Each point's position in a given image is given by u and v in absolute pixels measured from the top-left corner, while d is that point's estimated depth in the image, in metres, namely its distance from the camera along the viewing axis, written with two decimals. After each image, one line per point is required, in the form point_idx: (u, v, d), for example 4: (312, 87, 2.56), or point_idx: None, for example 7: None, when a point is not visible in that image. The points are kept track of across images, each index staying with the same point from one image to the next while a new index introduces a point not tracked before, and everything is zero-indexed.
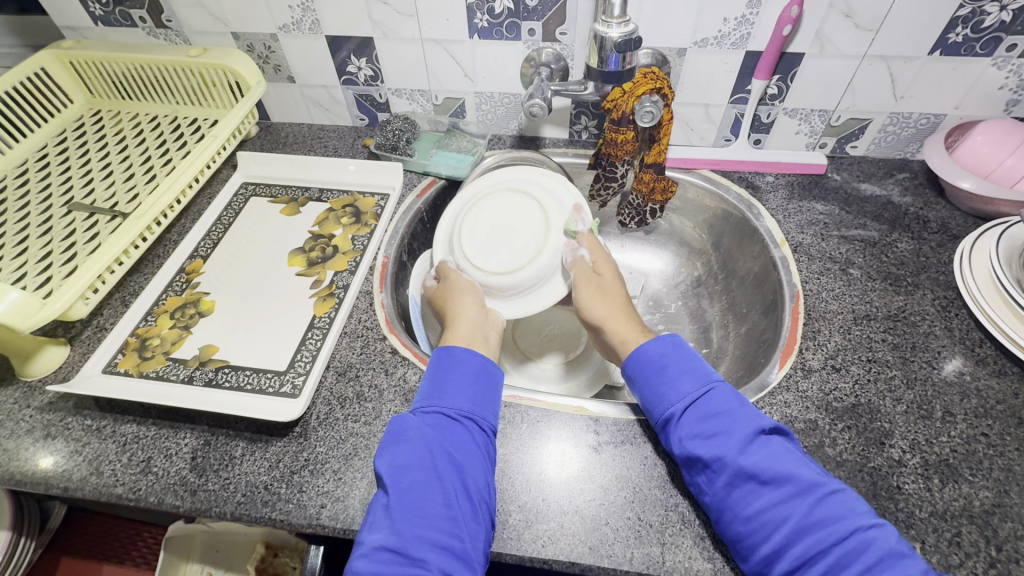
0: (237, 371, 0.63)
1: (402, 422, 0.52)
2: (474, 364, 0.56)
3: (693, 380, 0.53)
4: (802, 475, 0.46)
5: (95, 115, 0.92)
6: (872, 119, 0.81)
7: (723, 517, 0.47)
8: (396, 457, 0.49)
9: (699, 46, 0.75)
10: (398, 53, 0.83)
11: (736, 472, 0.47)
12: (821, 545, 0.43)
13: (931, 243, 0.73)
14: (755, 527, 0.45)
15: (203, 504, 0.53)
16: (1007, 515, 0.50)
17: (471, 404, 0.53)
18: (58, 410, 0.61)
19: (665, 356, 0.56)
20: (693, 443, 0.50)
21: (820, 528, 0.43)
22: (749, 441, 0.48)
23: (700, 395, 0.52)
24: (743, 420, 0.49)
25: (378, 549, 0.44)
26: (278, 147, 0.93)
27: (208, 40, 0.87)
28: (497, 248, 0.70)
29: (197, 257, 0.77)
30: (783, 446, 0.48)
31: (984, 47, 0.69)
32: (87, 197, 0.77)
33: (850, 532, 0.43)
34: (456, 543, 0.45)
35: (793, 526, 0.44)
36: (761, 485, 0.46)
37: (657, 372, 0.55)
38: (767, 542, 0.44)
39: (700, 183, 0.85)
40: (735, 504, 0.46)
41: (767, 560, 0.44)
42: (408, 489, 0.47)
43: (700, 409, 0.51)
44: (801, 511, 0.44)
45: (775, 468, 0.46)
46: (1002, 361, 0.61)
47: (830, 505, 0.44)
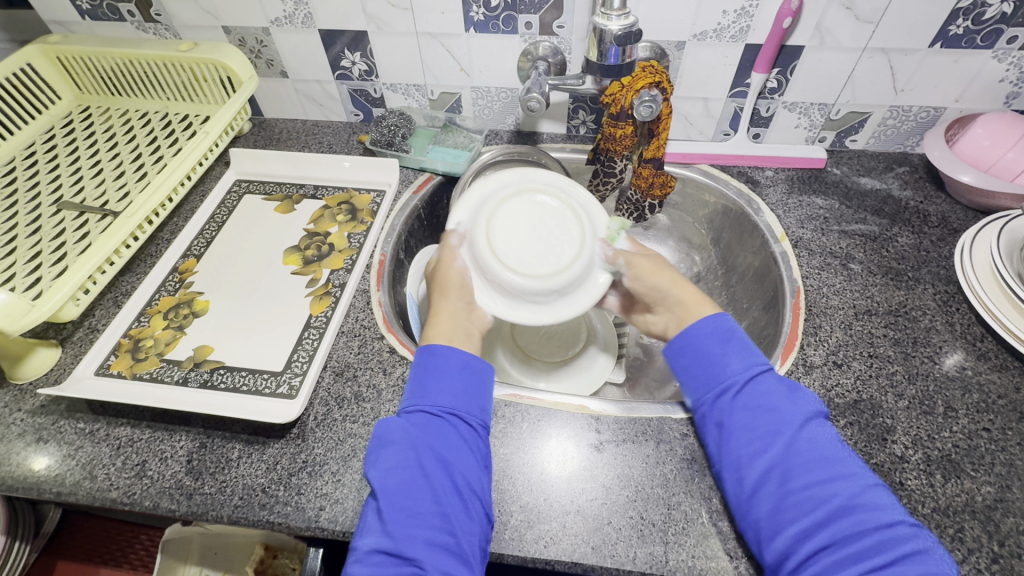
0: (232, 372, 0.62)
1: (385, 424, 0.51)
2: (455, 359, 0.54)
3: (755, 356, 0.53)
4: (849, 463, 0.46)
5: (84, 111, 0.90)
6: (871, 113, 0.80)
7: (762, 491, 0.46)
8: (383, 460, 0.49)
9: (698, 39, 0.74)
10: (392, 48, 0.82)
11: (785, 450, 0.47)
12: (861, 527, 0.42)
13: (931, 238, 0.73)
14: (794, 503, 0.45)
15: (199, 508, 0.53)
16: (1009, 510, 0.50)
17: (453, 400, 0.52)
18: (50, 414, 0.60)
19: (732, 330, 0.55)
20: (752, 416, 0.49)
21: (863, 510, 0.43)
22: (806, 422, 0.48)
23: (761, 374, 0.52)
24: (802, 403, 0.50)
25: (371, 552, 0.44)
26: (272, 144, 0.92)
27: (198, 35, 0.85)
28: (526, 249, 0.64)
29: (190, 256, 0.76)
30: (833, 433, 0.49)
31: (985, 39, 0.69)
32: (77, 196, 0.75)
33: (892, 522, 0.43)
34: (449, 539, 0.45)
35: (839, 504, 0.44)
36: (816, 463, 0.46)
37: (723, 341, 0.54)
38: (805, 519, 0.44)
39: (700, 178, 0.84)
40: (779, 479, 0.46)
41: (801, 538, 0.43)
42: (395, 491, 0.47)
43: (761, 383, 0.51)
44: (847, 491, 0.44)
45: (825, 451, 0.47)
46: (1002, 356, 0.61)
47: (875, 494, 0.44)
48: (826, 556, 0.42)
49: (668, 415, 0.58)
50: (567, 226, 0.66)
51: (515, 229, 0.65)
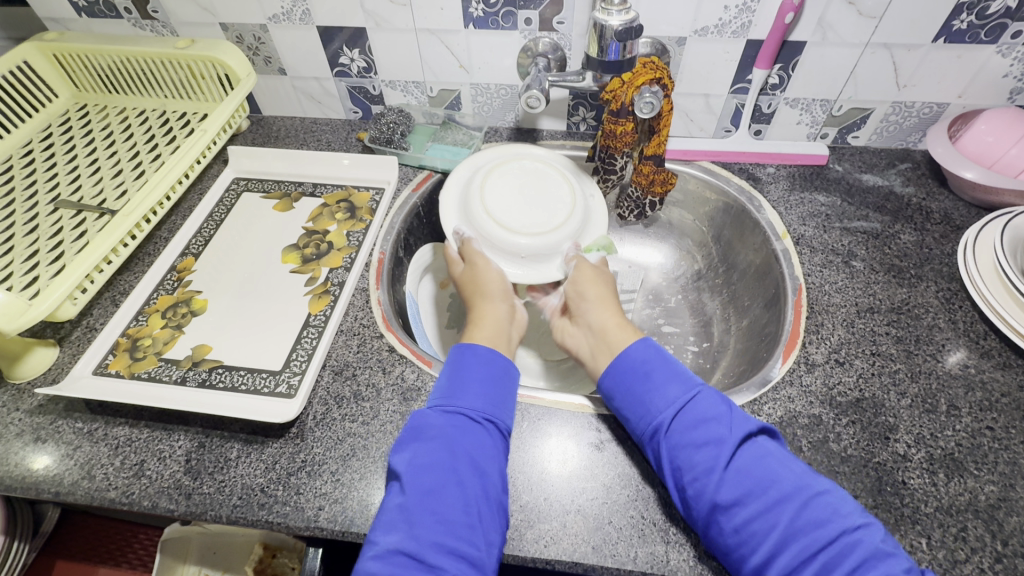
0: (231, 371, 0.62)
1: (422, 419, 0.51)
2: (498, 365, 0.55)
3: (680, 384, 0.52)
4: (787, 479, 0.45)
5: (81, 109, 0.89)
6: (874, 109, 0.79)
7: (712, 530, 0.46)
8: (417, 456, 0.48)
9: (699, 35, 0.73)
10: (391, 44, 0.81)
11: (722, 484, 0.46)
12: (809, 551, 0.42)
13: (933, 235, 0.72)
14: (741, 540, 0.44)
15: (198, 508, 0.52)
16: (1012, 509, 0.49)
17: (492, 408, 0.52)
18: (48, 413, 0.60)
19: (648, 361, 0.54)
20: (686, 453, 0.48)
21: (806, 534, 0.43)
22: (736, 445, 0.47)
23: (687, 401, 0.50)
24: (729, 425, 0.48)
25: (394, 552, 0.44)
26: (271, 141, 0.91)
27: (195, 32, 0.85)
28: (518, 211, 0.71)
29: (188, 255, 0.75)
30: (768, 447, 0.48)
31: (989, 34, 0.68)
32: (74, 194, 0.75)
33: (837, 534, 0.42)
34: (473, 550, 0.44)
35: (780, 534, 0.43)
36: (754, 492, 0.45)
37: (642, 378, 0.53)
38: (757, 552, 0.43)
39: (700, 175, 0.84)
40: (721, 518, 0.45)
41: (757, 571, 0.43)
42: (427, 492, 0.46)
43: (690, 413, 0.50)
44: (788, 516, 0.44)
45: (762, 473, 0.46)
46: (1005, 353, 0.60)
47: (814, 509, 0.43)
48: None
49: None
50: (543, 184, 0.73)
51: (509, 196, 0.72)
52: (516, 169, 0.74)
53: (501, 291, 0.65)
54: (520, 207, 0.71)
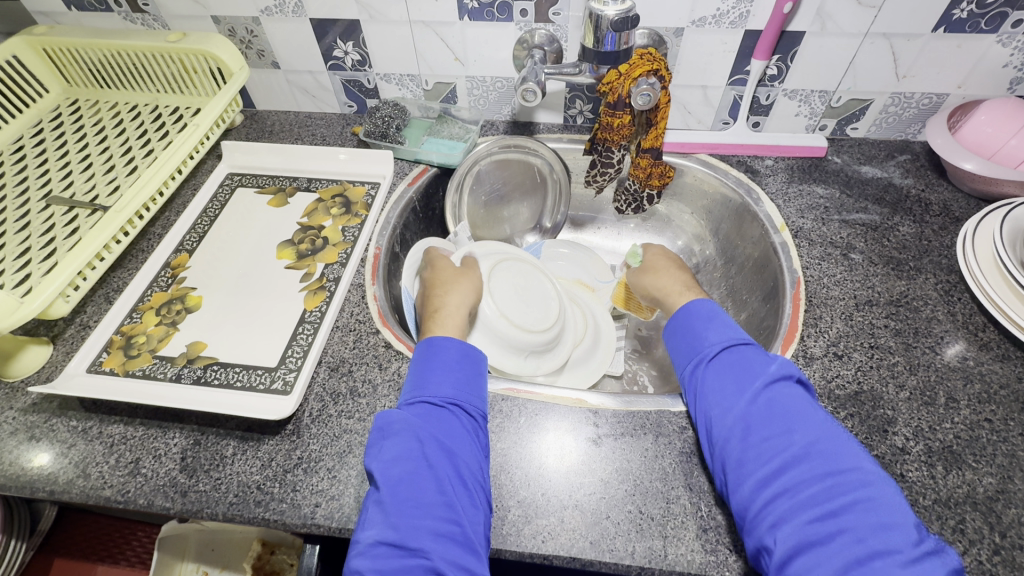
0: (226, 369, 0.62)
1: (387, 416, 0.50)
2: (454, 350, 0.55)
3: (735, 331, 0.55)
4: (821, 419, 0.47)
5: (73, 104, 0.88)
6: (873, 100, 0.79)
7: (727, 445, 0.47)
8: (384, 451, 0.48)
9: (697, 25, 0.72)
10: (385, 37, 0.80)
11: (751, 403, 0.48)
12: (814, 475, 0.43)
13: (932, 226, 0.72)
14: (753, 455, 0.46)
15: (194, 506, 0.52)
16: (1011, 501, 0.49)
17: (455, 390, 0.52)
18: (42, 411, 0.59)
19: (715, 310, 0.58)
20: (721, 380, 0.51)
21: (820, 460, 0.44)
22: (775, 380, 0.49)
23: (738, 342, 0.54)
24: (773, 364, 0.50)
25: (375, 544, 0.43)
26: (265, 136, 0.91)
27: (186, 25, 0.84)
28: (512, 301, 0.73)
29: (182, 251, 0.75)
30: (804, 394, 0.49)
31: (989, 23, 0.67)
32: (66, 191, 0.74)
33: (845, 469, 0.43)
34: (454, 529, 0.44)
35: (795, 455, 0.44)
36: (778, 417, 0.47)
37: (707, 318, 0.57)
38: (763, 467, 0.45)
39: (698, 168, 0.83)
40: (741, 433, 0.47)
41: (757, 488, 0.44)
42: (399, 482, 0.45)
43: (735, 351, 0.53)
44: (805, 442, 0.45)
45: (789, 407, 0.47)
46: (1004, 345, 0.60)
47: (833, 445, 0.45)
48: (780, 501, 0.43)
49: (666, 409, 0.57)
50: (543, 291, 0.76)
51: (507, 292, 0.73)
52: (542, 278, 0.77)
53: (464, 288, 0.66)
54: (517, 299, 0.73)
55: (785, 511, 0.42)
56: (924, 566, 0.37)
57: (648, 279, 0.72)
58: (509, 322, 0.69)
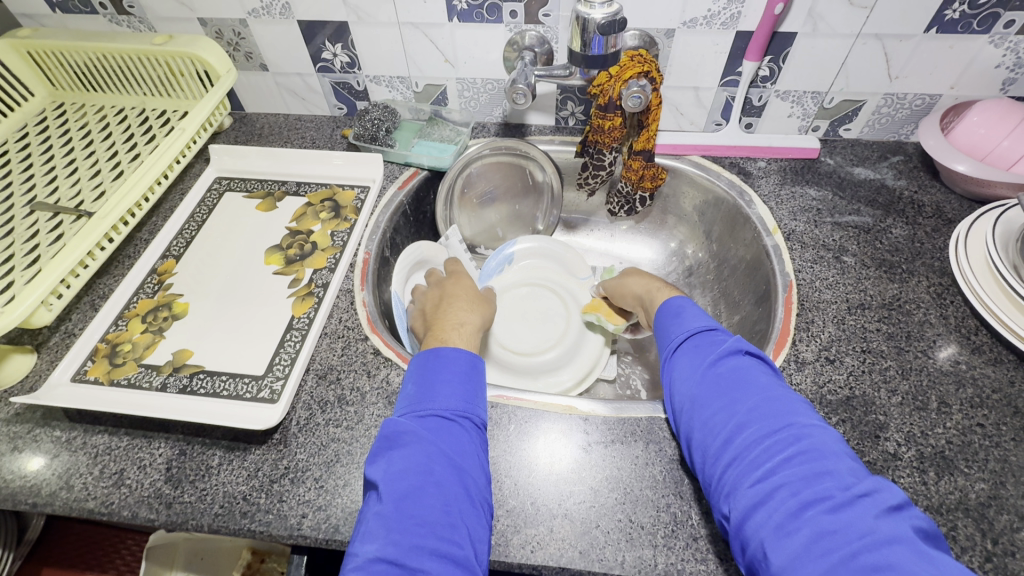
0: (212, 377, 0.61)
1: (394, 426, 0.48)
2: (463, 362, 0.54)
3: (700, 316, 0.55)
4: (768, 382, 0.47)
5: (58, 108, 0.87)
6: (866, 100, 0.78)
7: (686, 423, 0.48)
8: (391, 463, 0.46)
9: (688, 26, 0.72)
10: (374, 38, 0.79)
11: (701, 376, 0.49)
12: (756, 438, 0.43)
13: (925, 228, 0.71)
14: (706, 430, 0.46)
15: (179, 517, 0.51)
16: (1003, 507, 0.49)
17: (465, 403, 0.51)
18: (25, 422, 0.58)
19: (684, 305, 0.59)
20: (677, 360, 0.52)
21: (762, 423, 0.43)
22: (725, 354, 0.49)
23: (699, 325, 0.54)
24: (724, 341, 0.51)
25: (374, 560, 0.40)
26: (253, 139, 0.90)
27: (173, 27, 0.83)
28: (506, 323, 0.80)
29: (169, 257, 0.74)
30: (759, 364, 0.49)
31: (982, 24, 0.67)
32: (51, 196, 0.73)
33: (784, 425, 0.43)
34: (456, 550, 0.42)
35: (739, 423, 0.44)
36: (722, 386, 0.47)
37: (672, 312, 0.58)
38: (715, 438, 0.45)
39: (690, 169, 0.83)
40: (694, 408, 0.48)
41: (714, 462, 0.45)
42: (404, 496, 0.43)
43: (693, 333, 0.53)
44: (747, 408, 0.45)
45: (736, 376, 0.47)
46: (997, 349, 0.60)
47: (776, 404, 0.44)
48: (731, 471, 0.43)
49: (656, 415, 0.57)
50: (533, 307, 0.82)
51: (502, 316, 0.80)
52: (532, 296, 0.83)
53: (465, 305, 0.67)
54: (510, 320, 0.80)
55: (735, 480, 0.42)
56: (858, 510, 0.36)
57: (633, 281, 0.72)
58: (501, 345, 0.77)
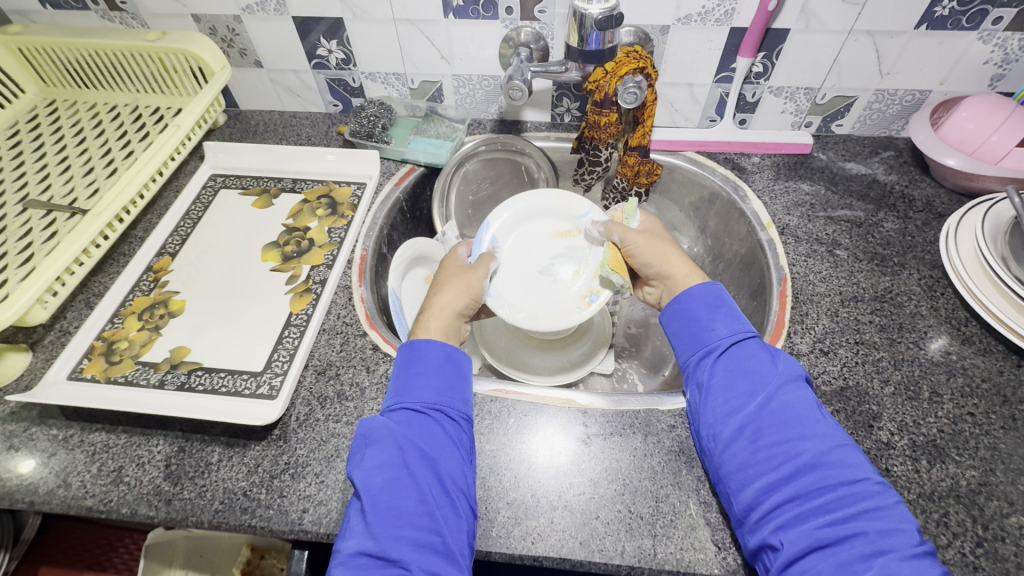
0: (210, 374, 0.61)
1: (369, 422, 0.49)
2: (436, 353, 0.53)
3: (740, 325, 0.54)
4: (827, 421, 0.47)
5: (50, 105, 0.86)
6: (858, 96, 0.79)
7: (732, 447, 0.47)
8: (366, 459, 0.47)
9: (682, 23, 0.72)
10: (369, 35, 0.79)
11: (764, 408, 0.48)
12: (826, 482, 0.43)
13: (916, 222, 0.73)
14: (762, 458, 0.46)
15: (178, 514, 0.51)
16: (993, 494, 0.50)
17: (438, 395, 0.51)
18: (21, 420, 0.58)
19: (720, 299, 0.57)
20: (730, 378, 0.50)
21: (833, 468, 0.44)
22: (784, 383, 0.49)
23: (745, 340, 0.53)
24: (780, 367, 0.50)
25: (355, 554, 0.42)
26: (249, 136, 0.89)
27: (166, 23, 0.82)
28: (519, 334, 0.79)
29: (164, 255, 0.73)
30: (811, 396, 0.49)
31: (970, 21, 0.68)
32: (43, 194, 0.72)
33: (856, 478, 0.43)
34: (435, 539, 0.43)
35: (806, 461, 0.44)
36: (787, 419, 0.47)
37: (713, 308, 0.56)
38: (773, 472, 0.45)
39: (686, 165, 0.83)
40: (752, 434, 0.47)
41: (763, 492, 0.44)
42: (380, 490, 0.45)
43: (744, 349, 0.52)
44: (817, 449, 0.45)
45: (799, 412, 0.47)
46: (986, 340, 0.61)
47: (844, 453, 0.45)
48: (789, 507, 0.43)
49: (655, 407, 0.57)
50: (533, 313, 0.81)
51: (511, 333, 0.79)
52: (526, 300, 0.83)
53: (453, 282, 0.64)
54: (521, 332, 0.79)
55: (795, 517, 0.43)
56: (924, 565, 0.38)
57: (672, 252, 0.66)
58: (523, 358, 0.77)
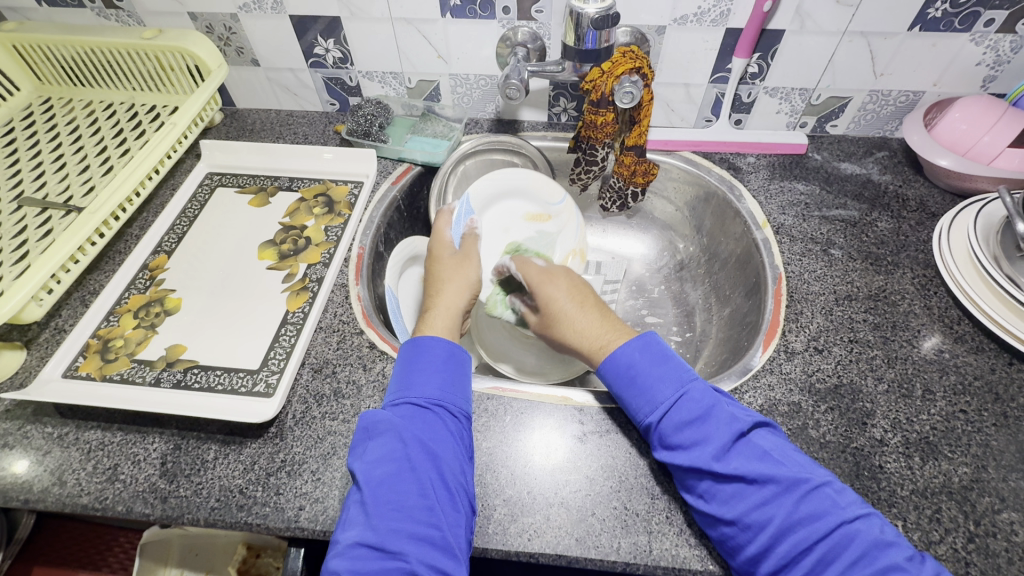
0: (206, 372, 0.61)
1: (371, 416, 0.50)
2: (440, 350, 0.53)
3: (668, 385, 0.50)
4: (782, 472, 0.44)
5: (45, 103, 0.86)
6: (852, 97, 0.80)
7: (712, 523, 0.46)
8: (368, 451, 0.47)
9: (678, 23, 0.73)
10: (366, 34, 0.79)
11: (719, 481, 0.46)
12: (806, 543, 0.42)
13: (909, 222, 0.73)
14: (741, 532, 0.44)
15: (174, 511, 0.51)
16: (984, 490, 0.50)
17: (440, 391, 0.51)
18: (15, 418, 0.58)
19: (636, 359, 0.53)
20: (676, 456, 0.48)
21: (806, 525, 0.42)
22: (726, 448, 0.46)
23: (679, 401, 0.49)
24: (718, 428, 0.47)
25: (355, 545, 0.42)
26: (245, 135, 0.89)
27: (162, 21, 0.82)
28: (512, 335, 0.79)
29: (161, 252, 0.73)
30: (760, 446, 0.46)
31: (963, 23, 0.69)
32: (39, 191, 0.72)
33: (833, 526, 0.42)
34: (434, 532, 0.43)
35: (776, 528, 0.43)
36: (740, 489, 0.45)
37: (629, 384, 0.52)
38: (753, 543, 0.43)
39: (682, 165, 0.84)
40: (718, 511, 0.45)
41: (753, 560, 0.43)
42: (381, 483, 0.45)
43: (677, 415, 0.49)
44: (785, 511, 0.43)
45: (756, 473, 0.45)
46: (979, 338, 0.61)
47: (813, 501, 0.43)
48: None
49: None
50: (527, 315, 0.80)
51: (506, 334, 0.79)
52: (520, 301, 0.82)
53: (453, 278, 0.64)
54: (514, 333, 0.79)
55: None
56: None
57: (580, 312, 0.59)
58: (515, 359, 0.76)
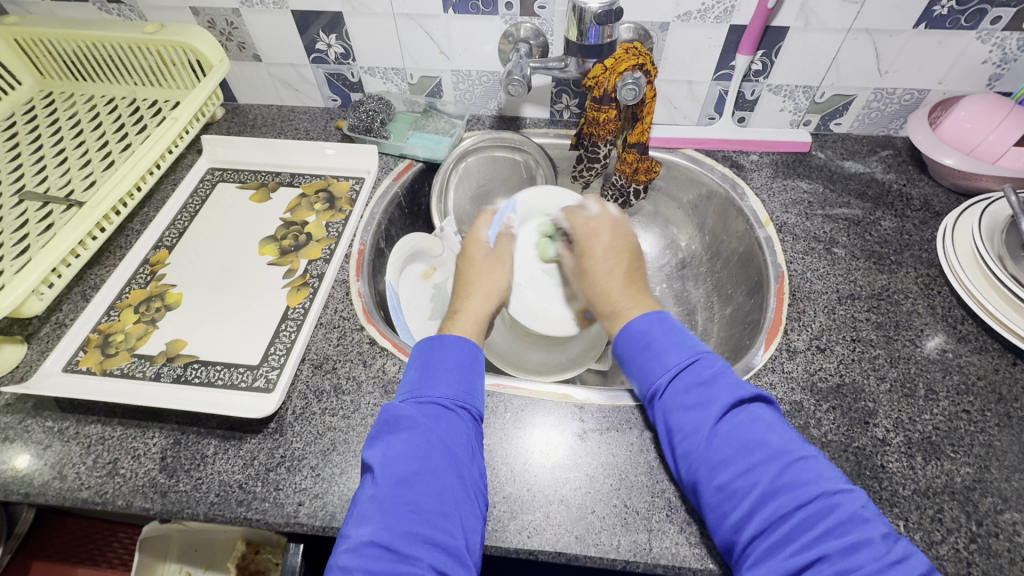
0: (207, 367, 0.61)
1: (394, 410, 0.49)
2: (468, 353, 0.54)
3: (680, 351, 0.51)
4: (772, 442, 0.45)
5: (47, 97, 0.86)
6: (857, 95, 0.79)
7: (695, 490, 0.46)
8: (389, 447, 0.47)
9: (682, 20, 0.72)
10: (368, 29, 0.79)
11: (711, 442, 0.46)
12: (784, 509, 0.41)
13: (913, 221, 0.73)
14: (722, 497, 0.44)
15: (174, 506, 0.51)
16: (987, 490, 0.50)
17: (464, 394, 0.51)
18: (16, 412, 0.58)
19: (652, 327, 0.54)
20: (679, 417, 0.48)
21: (787, 491, 0.42)
22: (728, 410, 0.47)
23: (688, 366, 0.50)
24: (723, 391, 0.48)
25: (367, 544, 0.42)
26: (246, 130, 0.89)
27: (164, 16, 0.82)
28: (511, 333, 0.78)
29: (162, 247, 0.73)
30: (761, 413, 0.47)
31: (969, 20, 0.68)
32: (40, 186, 0.72)
33: (814, 495, 0.41)
34: (448, 539, 0.43)
35: (761, 493, 0.42)
36: (729, 453, 0.45)
37: (643, 348, 0.53)
38: (736, 510, 0.43)
39: (685, 163, 0.83)
40: (704, 476, 0.45)
41: (734, 530, 0.43)
42: (401, 482, 0.45)
43: (685, 378, 0.50)
44: (770, 477, 0.43)
45: (748, 435, 0.45)
46: (982, 338, 0.61)
47: (798, 470, 0.43)
48: (758, 543, 0.41)
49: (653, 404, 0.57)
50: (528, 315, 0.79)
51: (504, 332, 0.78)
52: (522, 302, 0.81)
53: (483, 287, 0.64)
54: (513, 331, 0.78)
55: (764, 551, 0.41)
56: None
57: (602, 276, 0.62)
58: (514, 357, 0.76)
